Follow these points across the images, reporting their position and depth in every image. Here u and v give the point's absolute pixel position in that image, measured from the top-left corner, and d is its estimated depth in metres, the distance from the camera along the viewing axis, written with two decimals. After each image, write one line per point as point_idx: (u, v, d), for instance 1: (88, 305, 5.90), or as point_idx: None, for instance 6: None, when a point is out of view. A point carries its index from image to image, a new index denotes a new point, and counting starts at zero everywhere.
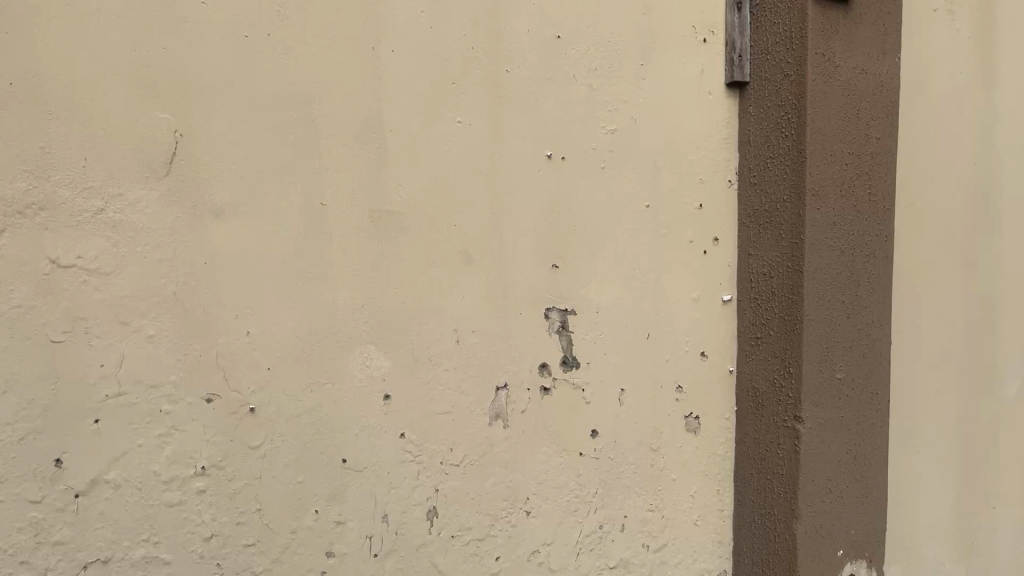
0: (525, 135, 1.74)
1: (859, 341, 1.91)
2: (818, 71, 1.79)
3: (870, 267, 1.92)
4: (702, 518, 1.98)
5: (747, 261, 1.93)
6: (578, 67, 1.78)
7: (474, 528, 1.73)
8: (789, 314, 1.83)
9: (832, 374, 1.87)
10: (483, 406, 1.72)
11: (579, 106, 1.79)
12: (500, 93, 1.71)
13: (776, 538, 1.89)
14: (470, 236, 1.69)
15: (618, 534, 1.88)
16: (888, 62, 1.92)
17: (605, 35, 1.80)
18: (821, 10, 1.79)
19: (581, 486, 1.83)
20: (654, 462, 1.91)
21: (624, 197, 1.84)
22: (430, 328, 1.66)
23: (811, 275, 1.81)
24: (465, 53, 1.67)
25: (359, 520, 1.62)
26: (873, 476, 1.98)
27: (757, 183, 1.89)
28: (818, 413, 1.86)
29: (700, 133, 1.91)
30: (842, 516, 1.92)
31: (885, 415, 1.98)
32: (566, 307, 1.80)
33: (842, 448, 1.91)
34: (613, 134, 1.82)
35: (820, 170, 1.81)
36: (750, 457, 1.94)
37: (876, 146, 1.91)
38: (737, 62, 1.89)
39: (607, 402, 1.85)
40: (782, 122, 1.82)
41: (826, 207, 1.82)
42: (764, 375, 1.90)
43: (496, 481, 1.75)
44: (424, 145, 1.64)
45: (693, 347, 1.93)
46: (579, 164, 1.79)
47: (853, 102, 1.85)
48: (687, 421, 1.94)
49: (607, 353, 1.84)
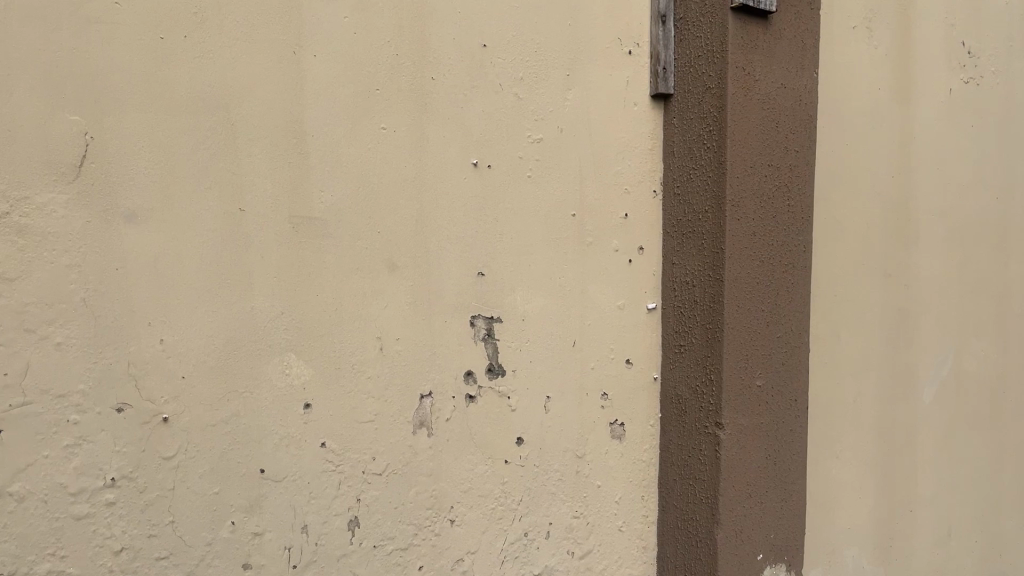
0: (451, 143, 1.74)
1: (778, 349, 1.96)
2: (738, 84, 1.83)
3: (789, 277, 1.97)
4: (627, 524, 2.00)
5: (671, 269, 1.97)
6: (504, 76, 1.80)
7: (397, 537, 1.72)
8: (710, 322, 1.87)
9: (752, 381, 1.91)
10: (408, 414, 1.71)
11: (505, 115, 1.80)
12: (426, 100, 1.71)
13: (698, 543, 1.92)
14: (395, 243, 1.68)
15: (543, 541, 1.89)
16: (806, 77, 1.97)
17: (531, 46, 1.82)
18: (742, 25, 1.83)
19: (506, 494, 1.84)
20: (580, 469, 1.92)
21: (550, 206, 1.86)
22: (353, 336, 1.65)
23: (731, 284, 1.85)
24: (390, 59, 1.66)
25: (277, 531, 1.60)
26: (792, 480, 2.02)
27: (681, 193, 1.93)
28: (739, 420, 1.89)
29: (626, 144, 1.94)
30: (762, 520, 1.96)
31: (803, 421, 2.03)
32: (492, 315, 1.80)
33: (762, 453, 1.95)
34: (539, 143, 1.84)
35: (741, 182, 1.85)
36: (674, 463, 1.98)
37: (796, 158, 1.96)
38: (661, 75, 1.93)
39: (533, 410, 1.86)
40: (704, 134, 1.87)
41: (747, 219, 1.87)
42: (687, 382, 1.94)
43: (420, 490, 1.73)
44: (347, 151, 1.63)
45: (619, 355, 1.96)
46: (505, 172, 1.80)
47: (772, 116, 1.90)
48: (613, 428, 1.97)
49: (533, 361, 1.85)
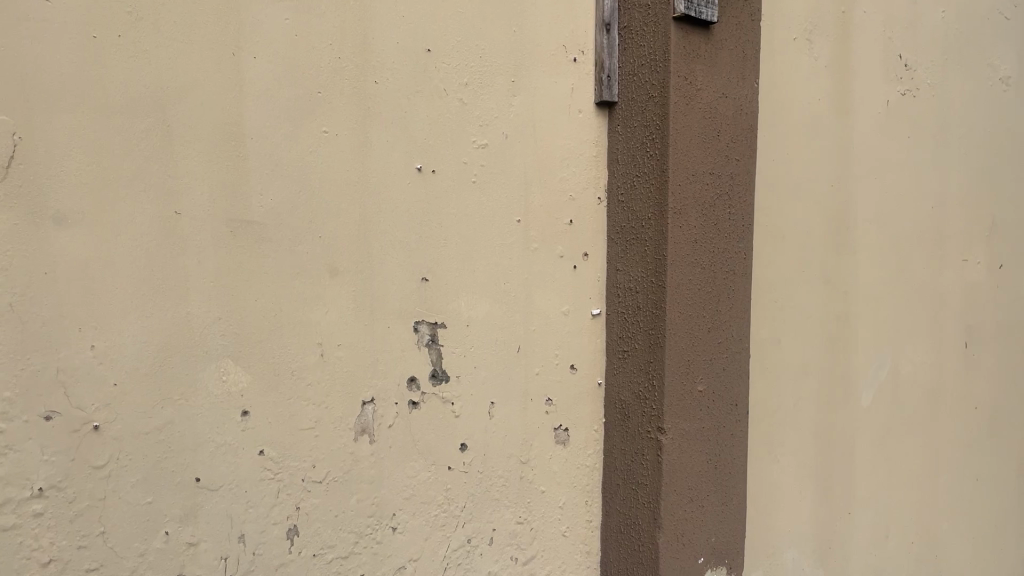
0: (394, 148, 1.73)
1: (719, 355, 1.99)
2: (680, 93, 1.85)
3: (730, 283, 2.00)
4: (570, 529, 2.01)
5: (615, 275, 1.99)
6: (448, 81, 1.79)
7: (338, 545, 1.70)
8: (653, 328, 1.89)
9: (694, 387, 1.94)
10: (349, 421, 1.69)
11: (449, 120, 1.80)
12: (368, 104, 1.70)
13: (641, 547, 1.93)
14: (337, 248, 1.67)
15: (486, 547, 1.88)
16: (747, 87, 2.01)
17: (476, 51, 1.82)
18: (684, 35, 1.86)
19: (449, 500, 1.82)
20: (524, 475, 1.92)
21: (494, 211, 1.86)
22: (294, 341, 1.63)
23: (673, 291, 1.87)
24: (332, 63, 1.65)
25: (213, 541, 1.57)
26: (733, 484, 2.05)
27: (625, 200, 1.96)
28: (680, 425, 1.91)
29: (570, 151, 1.96)
30: (703, 524, 1.99)
31: (743, 426, 2.07)
32: (436, 321, 1.80)
33: (704, 458, 1.97)
34: (483, 148, 1.84)
35: (683, 189, 1.87)
36: (617, 468, 1.99)
37: (736, 166, 2.00)
38: (605, 83, 1.95)
39: (476, 416, 1.85)
40: (647, 142, 1.89)
41: (689, 226, 1.89)
42: (630, 387, 1.96)
43: (362, 498, 1.72)
44: (288, 154, 1.61)
45: (563, 361, 1.98)
46: (449, 178, 1.80)
47: (714, 124, 1.93)
48: (557, 433, 1.98)
49: (477, 366, 1.85)
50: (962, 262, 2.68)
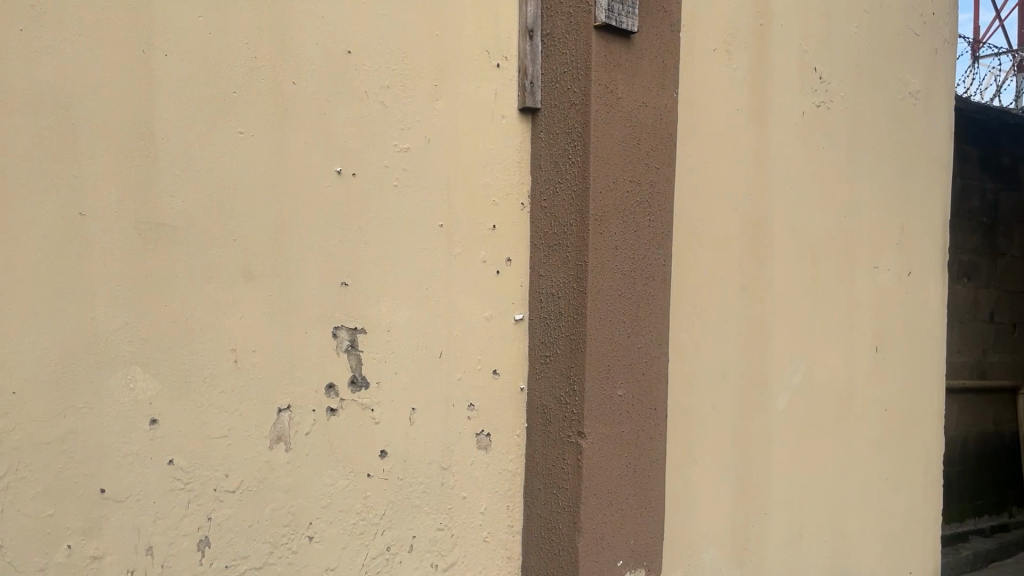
0: (313, 150, 1.70)
1: (639, 359, 2.03)
2: (601, 101, 1.90)
3: (649, 289, 2.05)
4: (491, 535, 2.00)
5: (537, 281, 2.01)
6: (369, 84, 1.77)
7: (251, 556, 1.66)
8: (574, 333, 1.92)
9: (614, 390, 1.97)
10: (264, 428, 1.66)
11: (370, 123, 1.78)
12: (286, 105, 1.67)
13: (561, 552, 1.94)
14: (252, 252, 1.63)
15: (406, 555, 1.86)
16: (666, 96, 2.07)
17: (398, 54, 1.81)
18: (604, 43, 1.92)
19: (368, 508, 1.80)
20: (445, 481, 1.91)
21: (417, 216, 1.85)
22: (207, 347, 1.59)
23: (593, 295, 1.91)
24: (248, 62, 1.62)
25: (119, 554, 1.51)
26: (652, 487, 2.08)
27: (547, 206, 1.98)
28: (600, 429, 1.95)
29: (494, 156, 1.97)
30: (622, 527, 2.01)
31: (663, 429, 2.10)
32: (356, 326, 1.77)
33: (623, 461, 2.00)
34: (405, 152, 1.83)
35: (603, 196, 1.92)
36: (538, 472, 2.01)
37: (656, 175, 2.05)
38: (529, 89, 1.98)
39: (397, 422, 1.84)
40: (569, 149, 1.93)
41: (609, 233, 1.94)
42: (551, 392, 1.98)
43: (276, 507, 1.68)
44: (200, 155, 1.57)
45: (486, 366, 1.98)
46: (370, 181, 1.78)
47: (634, 133, 1.99)
48: (479, 438, 1.97)
49: (398, 372, 1.83)
50: (872, 270, 2.77)
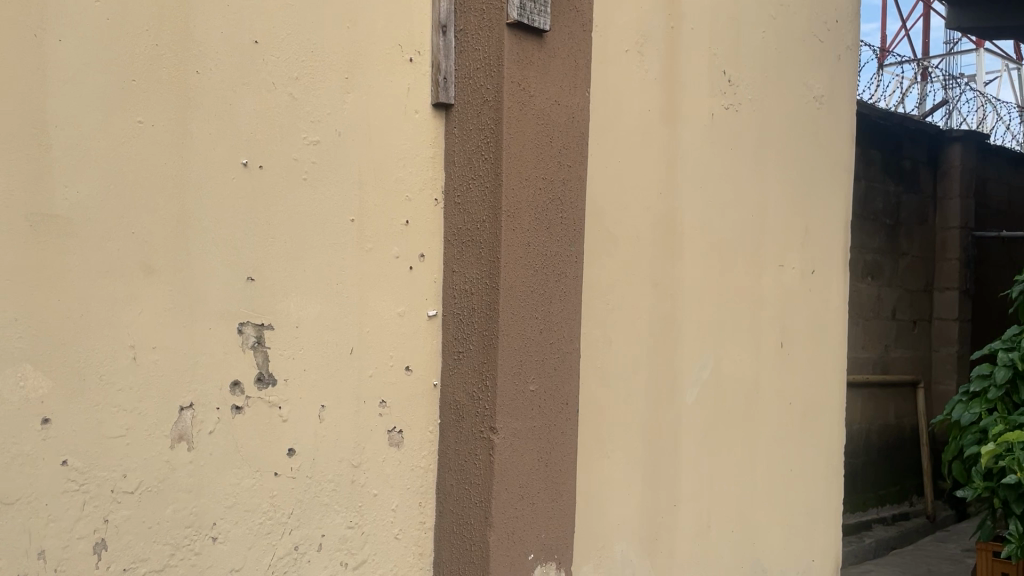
0: (217, 141, 1.66)
1: (551, 354, 2.05)
2: (514, 98, 1.93)
3: (562, 285, 2.08)
4: (403, 532, 1.99)
5: (451, 277, 2.01)
6: (278, 74, 1.74)
7: (150, 559, 1.61)
8: (486, 328, 1.94)
9: (526, 385, 2.00)
10: (165, 427, 1.61)
11: (278, 115, 1.75)
12: (189, 94, 1.62)
13: (473, 547, 1.95)
14: (153, 246, 1.59)
15: (315, 554, 1.83)
16: (578, 96, 2.11)
17: (307, 46, 1.79)
18: (517, 41, 1.95)
19: (275, 507, 1.77)
20: (355, 479, 1.89)
21: (328, 211, 1.83)
22: (104, 344, 1.53)
23: (506, 291, 1.93)
24: (148, 49, 1.57)
25: (8, 559, 1.44)
26: (563, 481, 2.11)
27: (460, 203, 1.99)
28: (512, 424, 1.97)
29: (407, 151, 1.96)
30: (533, 521, 2.03)
31: (574, 425, 2.13)
32: (262, 322, 1.74)
33: (534, 456, 2.03)
34: (315, 145, 1.80)
35: (515, 193, 1.95)
36: (451, 469, 2.01)
37: (568, 172, 2.08)
38: (442, 85, 1.98)
39: (305, 420, 1.81)
40: (482, 145, 1.94)
41: (522, 229, 1.96)
42: (464, 387, 1.99)
43: (178, 507, 1.64)
44: (96, 145, 1.51)
45: (398, 363, 1.97)
46: (278, 174, 1.75)
47: (546, 131, 2.02)
48: (391, 435, 1.96)
49: (307, 369, 1.81)
50: (778, 268, 2.86)
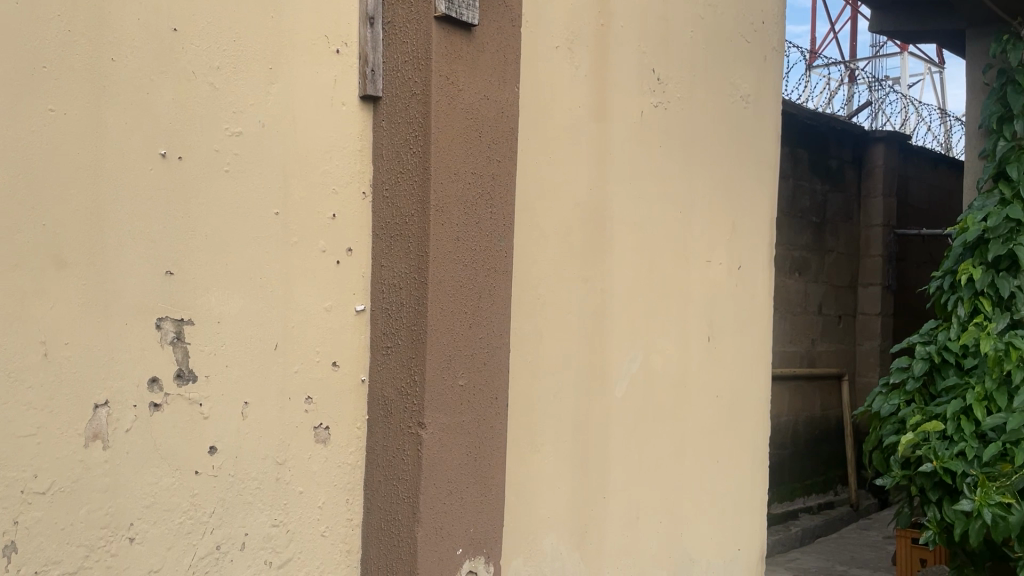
0: (134, 130, 1.61)
1: (480, 349, 2.05)
2: (442, 92, 1.92)
3: (491, 280, 2.08)
4: (329, 529, 1.96)
5: (379, 271, 1.99)
6: (198, 64, 1.70)
7: (64, 561, 1.56)
8: (414, 324, 1.93)
9: (455, 380, 1.99)
10: (78, 426, 1.56)
11: (198, 105, 1.71)
12: (104, 82, 1.57)
13: (400, 543, 1.94)
14: (64, 238, 1.53)
15: (238, 553, 1.79)
16: (508, 90, 2.11)
17: (229, 35, 1.75)
18: (445, 34, 1.94)
19: (196, 506, 1.73)
20: (280, 476, 1.86)
21: (251, 204, 1.79)
22: (12, 340, 1.48)
23: (434, 286, 1.92)
24: (61, 35, 1.52)
25: None
26: (492, 475, 2.11)
27: (389, 196, 1.97)
28: (440, 419, 1.96)
29: (334, 143, 1.94)
30: (462, 516, 2.02)
31: (504, 419, 2.14)
32: (182, 317, 1.69)
33: (463, 451, 2.02)
34: (238, 137, 1.77)
35: (444, 188, 1.94)
36: (379, 465, 1.99)
37: (497, 168, 2.08)
38: (370, 77, 1.96)
39: (227, 417, 1.77)
40: (410, 139, 1.93)
41: (450, 224, 1.96)
42: (392, 382, 1.97)
43: (93, 508, 1.59)
44: (3, 133, 1.46)
45: (324, 358, 1.94)
46: (199, 166, 1.71)
47: (475, 126, 2.01)
48: (317, 431, 1.94)
49: (229, 365, 1.77)
50: (706, 264, 2.91)
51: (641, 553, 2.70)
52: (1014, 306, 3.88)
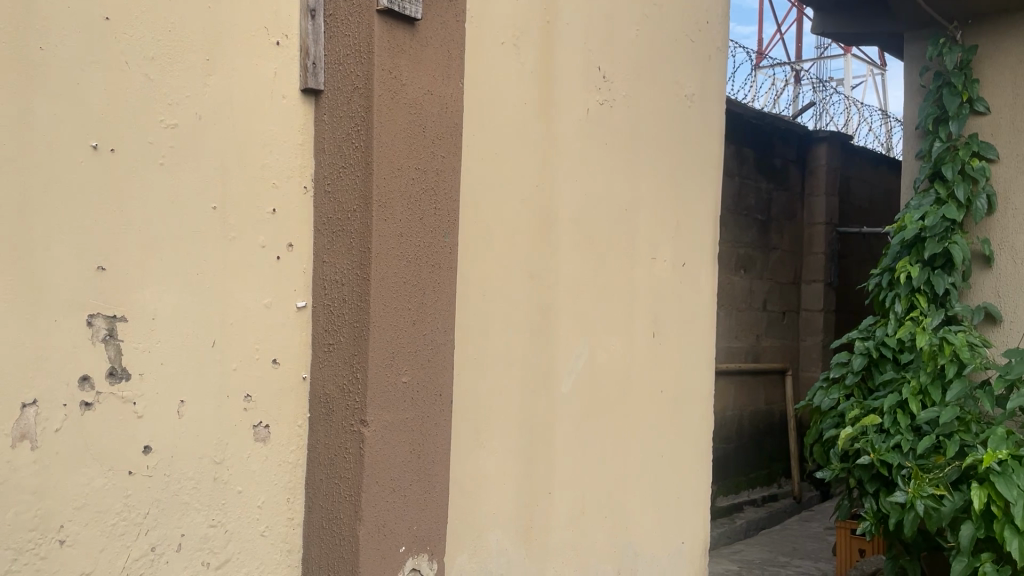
0: (64, 122, 1.57)
1: (424, 346, 2.04)
2: (385, 87, 1.90)
3: (435, 277, 2.07)
4: (269, 529, 1.94)
5: (321, 267, 1.97)
6: (132, 54, 1.66)
7: None
8: (357, 320, 1.91)
9: (398, 377, 1.98)
10: (5, 426, 1.51)
11: (131, 96, 1.66)
12: (32, 72, 1.52)
13: (342, 542, 1.92)
14: None
15: (174, 555, 1.76)
16: (452, 85, 2.10)
17: (165, 25, 1.71)
18: (387, 28, 1.92)
19: (129, 507, 1.68)
20: (218, 475, 1.83)
21: (188, 198, 1.75)
22: None
23: (377, 283, 1.91)
24: None
25: None
26: (436, 472, 2.10)
27: (330, 191, 1.95)
28: (383, 417, 1.94)
29: (274, 137, 1.91)
30: (405, 514, 2.01)
31: (448, 416, 2.13)
32: (115, 314, 1.65)
33: (407, 448, 2.01)
34: (174, 129, 1.73)
35: (387, 182, 1.92)
36: (321, 464, 1.97)
37: (441, 163, 2.07)
38: (311, 69, 1.95)
39: (162, 417, 1.73)
40: (352, 133, 1.91)
41: (393, 219, 1.94)
42: (334, 379, 1.95)
43: (20, 511, 1.53)
44: None
45: (264, 355, 1.91)
46: (132, 159, 1.66)
47: (418, 120, 2.00)
48: (256, 430, 1.90)
49: (165, 363, 1.73)
50: (651, 260, 2.94)
51: (586, 548, 2.72)
52: (948, 303, 4.00)
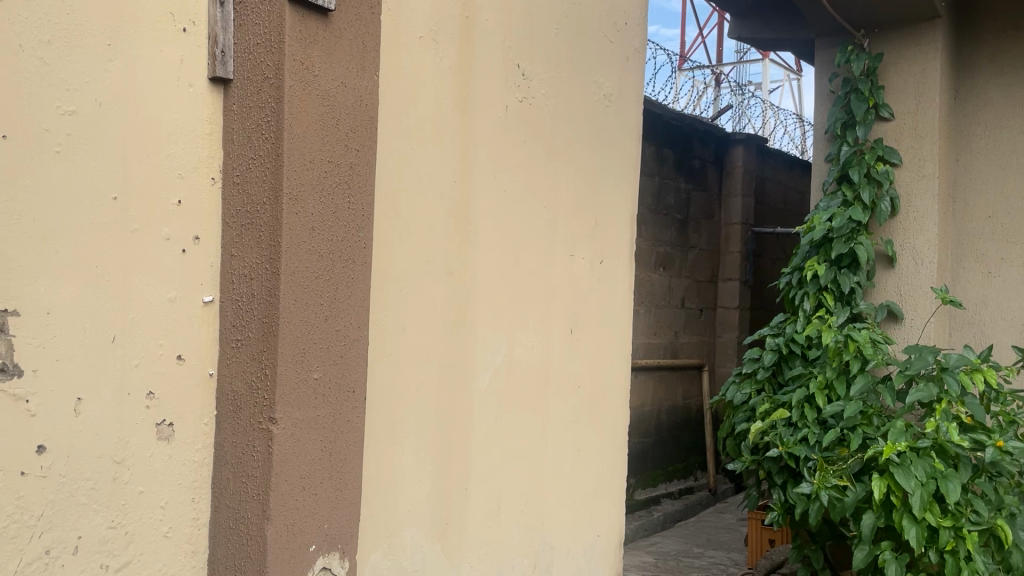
0: None
1: (336, 342, 2.01)
2: (296, 77, 1.87)
3: (349, 272, 2.04)
4: (173, 530, 1.88)
5: (230, 261, 1.93)
6: (28, 36, 1.59)
7: None
8: (266, 316, 1.87)
9: (308, 374, 1.95)
10: None
11: (25, 81, 1.59)
12: None
13: (250, 542, 1.88)
14: None
15: (70, 557, 1.68)
16: (366, 79, 2.07)
17: (63, 7, 1.64)
18: (300, 18, 1.89)
19: (22, 508, 1.60)
20: (118, 476, 1.77)
21: (87, 187, 1.68)
22: None
23: (287, 277, 1.87)
24: None
25: None
26: (348, 470, 2.07)
27: (240, 183, 1.91)
28: (292, 414, 1.91)
29: (179, 127, 1.85)
30: (316, 512, 1.98)
31: (360, 414, 2.10)
32: (5, 308, 1.57)
33: (318, 446, 1.98)
34: (72, 116, 1.66)
35: (298, 175, 1.89)
36: (228, 462, 1.93)
37: (355, 157, 2.04)
38: (220, 58, 1.91)
39: (57, 415, 1.66)
40: (262, 124, 1.87)
41: (304, 213, 1.91)
42: (242, 376, 1.91)
43: None
44: None
45: (168, 351, 1.86)
46: (25, 146, 1.59)
47: (332, 113, 1.97)
48: (159, 428, 1.85)
49: (61, 359, 1.66)
50: (569, 258, 2.97)
51: (502, 543, 2.73)
52: (853, 301, 4.16)
